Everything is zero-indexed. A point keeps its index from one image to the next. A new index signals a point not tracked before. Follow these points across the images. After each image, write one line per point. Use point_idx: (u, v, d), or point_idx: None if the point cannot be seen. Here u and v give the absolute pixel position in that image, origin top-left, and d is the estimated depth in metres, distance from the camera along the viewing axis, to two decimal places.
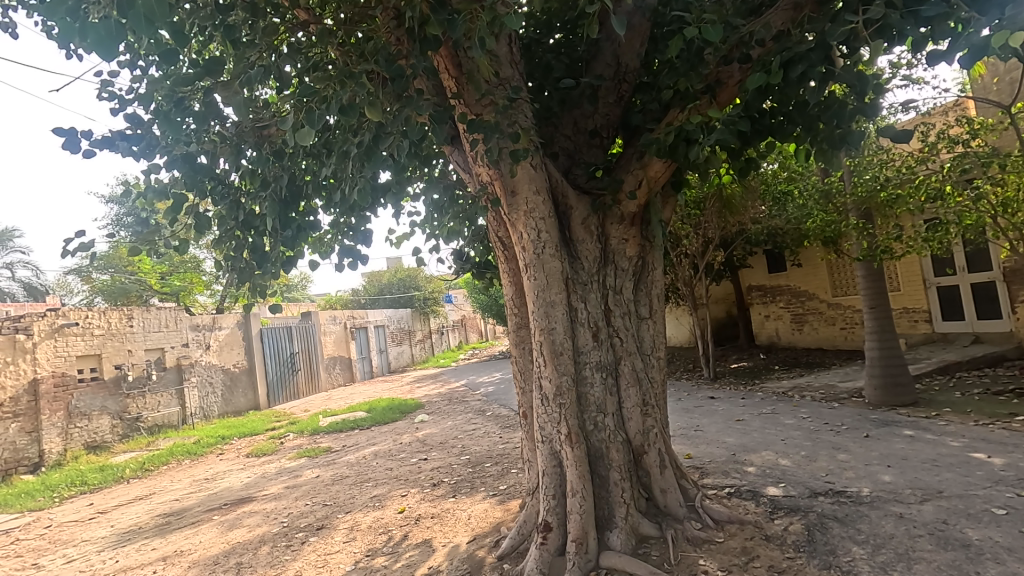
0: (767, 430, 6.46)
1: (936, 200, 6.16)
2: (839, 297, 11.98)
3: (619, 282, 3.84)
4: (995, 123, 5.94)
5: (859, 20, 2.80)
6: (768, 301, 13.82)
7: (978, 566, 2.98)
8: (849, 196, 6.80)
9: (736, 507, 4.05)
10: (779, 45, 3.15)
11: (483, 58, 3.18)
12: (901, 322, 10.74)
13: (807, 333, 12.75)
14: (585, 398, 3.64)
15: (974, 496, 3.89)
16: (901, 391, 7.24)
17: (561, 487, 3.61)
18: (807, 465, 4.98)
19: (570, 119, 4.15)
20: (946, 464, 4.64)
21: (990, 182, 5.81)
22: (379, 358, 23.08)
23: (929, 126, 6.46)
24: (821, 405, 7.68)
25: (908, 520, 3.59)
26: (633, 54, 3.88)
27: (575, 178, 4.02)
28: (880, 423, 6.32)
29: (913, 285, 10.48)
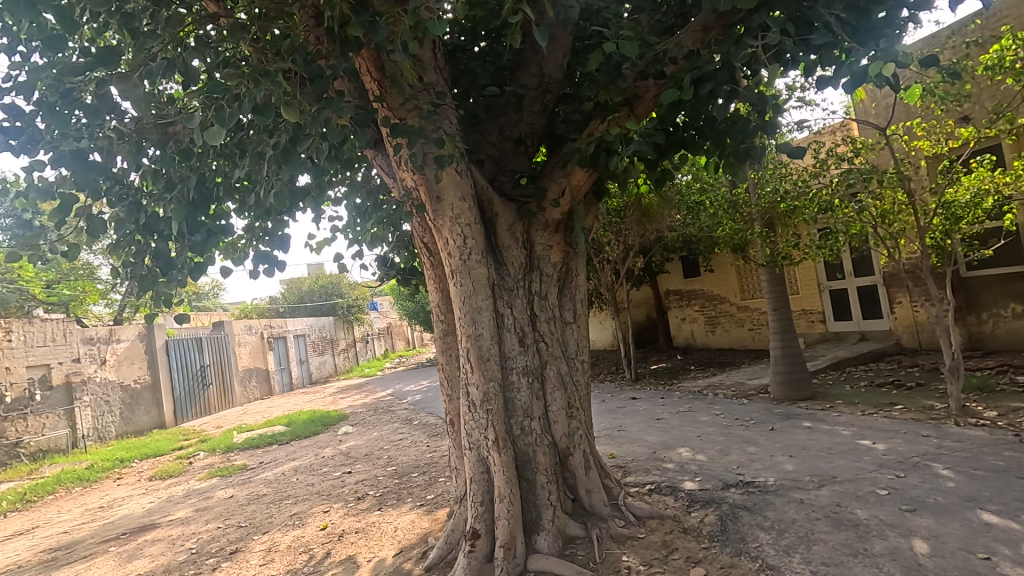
0: (684, 427, 6.80)
1: (827, 211, 6.67)
2: (746, 300, 12.87)
3: (544, 288, 3.91)
4: (874, 143, 6.51)
5: (759, 44, 3.03)
6: (684, 305, 14.59)
7: (867, 543, 3.28)
8: (754, 206, 7.61)
9: (656, 502, 4.23)
10: (690, 64, 3.37)
11: (406, 61, 3.14)
12: (800, 323, 11.69)
13: (719, 334, 13.58)
14: (512, 403, 3.67)
15: (862, 479, 4.30)
16: (801, 385, 7.88)
17: (489, 493, 3.62)
18: (720, 458, 5.29)
19: (495, 127, 4.19)
20: (839, 451, 5.10)
21: (871, 195, 6.38)
22: (300, 369, 22.07)
23: (820, 144, 7.04)
24: (733, 402, 8.20)
25: (808, 504, 3.91)
26: (557, 65, 3.95)
27: (501, 185, 4.06)
28: (784, 417, 6.83)
29: (809, 289, 11.47)
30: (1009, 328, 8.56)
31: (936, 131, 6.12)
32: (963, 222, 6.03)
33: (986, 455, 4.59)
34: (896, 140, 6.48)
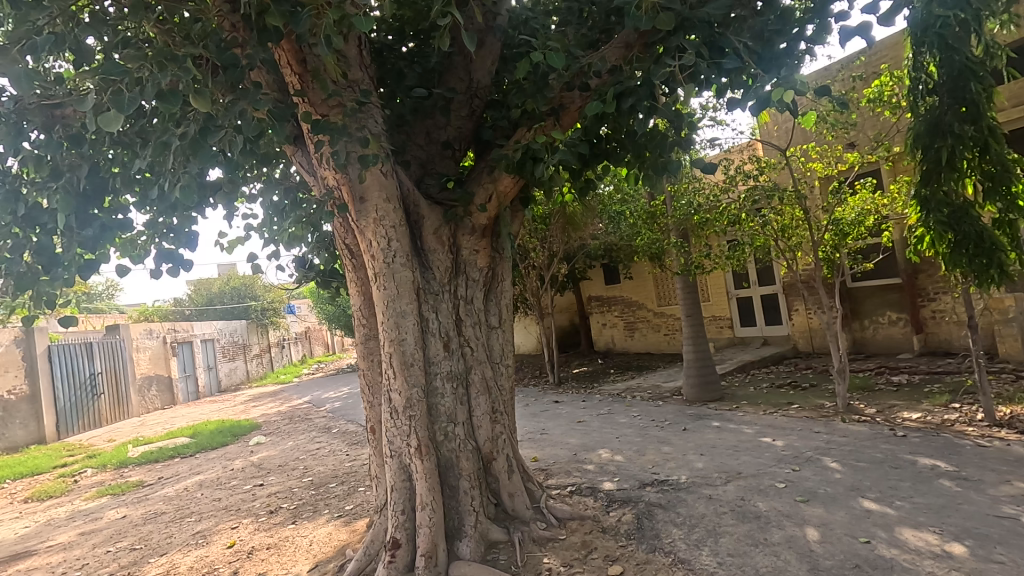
0: (604, 429, 7.02)
1: (734, 224, 7.20)
2: (662, 307, 13.52)
3: (470, 292, 3.90)
4: (776, 164, 7.03)
5: (676, 64, 3.20)
6: (605, 311, 15.09)
7: (767, 533, 3.53)
8: (671, 217, 8.08)
9: (577, 503, 4.33)
10: (613, 79, 3.50)
11: (330, 57, 3.04)
12: (710, 329, 12.44)
13: (637, 339, 14.16)
14: (436, 409, 3.63)
15: (764, 474, 4.63)
16: (711, 387, 8.38)
17: (410, 501, 3.55)
18: (637, 459, 5.50)
19: (422, 128, 4.15)
20: (743, 448, 5.47)
21: (773, 211, 6.91)
22: (207, 376, 20.61)
23: (730, 161, 7.54)
24: (649, 403, 8.57)
25: (716, 499, 4.15)
26: (485, 71, 3.97)
27: (427, 188, 4.01)
28: (695, 417, 7.23)
29: (719, 296, 12.24)
30: (886, 333, 9.56)
31: (828, 154, 6.72)
32: (849, 237, 6.66)
33: (868, 448, 5.09)
34: (795, 161, 7.05)
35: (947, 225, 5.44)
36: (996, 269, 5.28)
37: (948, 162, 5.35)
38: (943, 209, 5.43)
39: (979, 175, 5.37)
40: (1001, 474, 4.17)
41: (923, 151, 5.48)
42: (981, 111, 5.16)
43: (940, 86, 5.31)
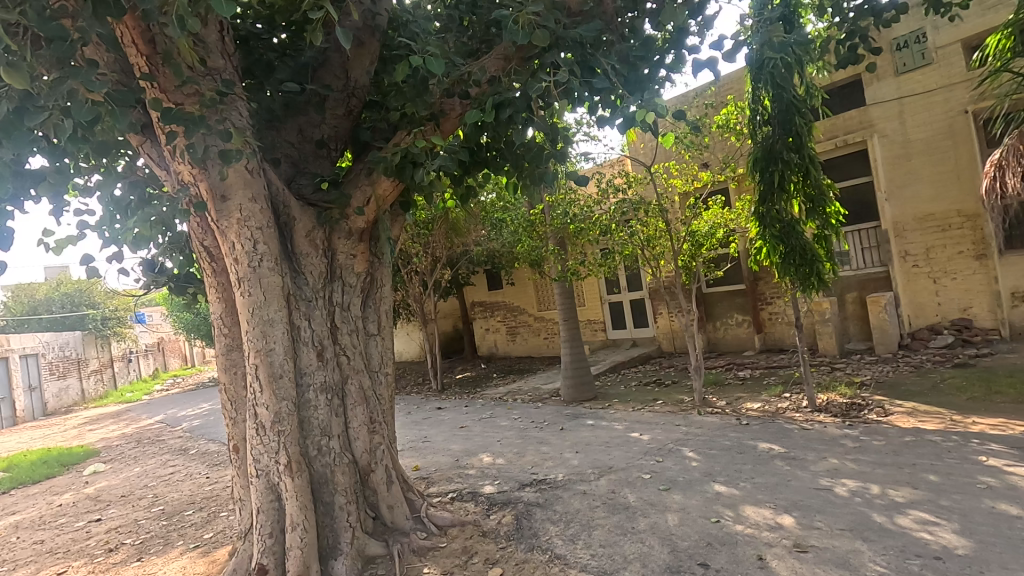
0: (486, 433, 7.11)
1: (606, 233, 7.70)
2: (542, 311, 13.99)
3: (347, 299, 3.74)
4: (642, 179, 7.62)
5: (551, 80, 3.35)
6: (487, 316, 15.30)
7: (634, 522, 3.79)
8: (549, 225, 8.43)
9: (458, 509, 4.32)
10: (492, 89, 3.58)
11: (183, 39, 2.76)
12: (586, 332, 13.13)
13: (519, 343, 14.54)
14: (308, 422, 3.42)
15: (632, 467, 4.98)
16: (586, 388, 8.85)
17: (280, 522, 3.33)
18: (518, 460, 5.64)
19: (294, 126, 3.92)
20: (614, 444, 5.84)
21: (639, 222, 7.49)
22: (27, 398, 17.56)
23: (602, 175, 8.04)
24: (529, 406, 8.84)
25: (589, 494, 4.39)
26: (364, 71, 3.85)
27: (299, 188, 3.78)
28: (572, 417, 7.58)
29: (593, 301, 12.97)
30: (733, 333, 10.77)
31: (686, 173, 7.42)
32: (704, 247, 7.40)
33: (718, 437, 5.69)
34: (658, 176, 7.61)
35: (779, 239, 6.28)
36: (815, 277, 6.19)
37: (779, 185, 6.18)
38: (776, 224, 6.27)
39: (803, 196, 6.26)
40: (820, 452, 4.89)
41: (760, 174, 6.29)
42: (803, 142, 6.05)
43: (773, 118, 6.12)
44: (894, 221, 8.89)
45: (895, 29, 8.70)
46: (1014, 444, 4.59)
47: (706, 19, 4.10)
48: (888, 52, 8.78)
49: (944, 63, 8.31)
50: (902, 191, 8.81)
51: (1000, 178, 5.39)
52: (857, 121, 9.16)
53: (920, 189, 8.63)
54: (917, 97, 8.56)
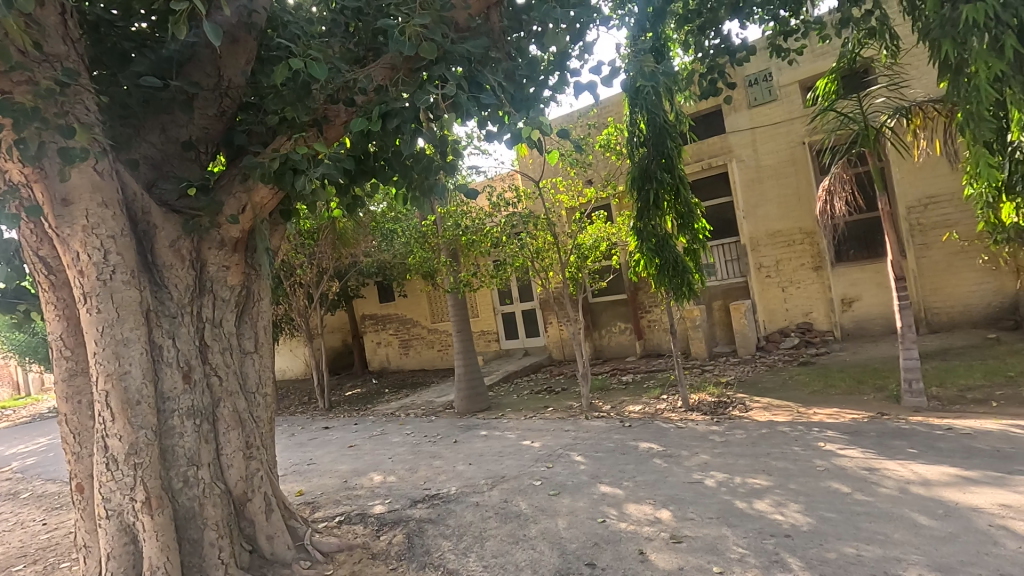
0: (376, 451, 6.87)
1: (496, 245, 7.87)
2: (436, 323, 13.86)
3: (218, 314, 3.44)
4: (531, 193, 7.88)
5: (439, 92, 3.35)
6: (379, 329, 14.85)
7: (525, 529, 3.86)
8: (441, 237, 8.43)
9: (345, 533, 4.12)
10: (378, 97, 3.51)
11: (11, 18, 2.41)
12: (479, 343, 13.21)
13: (411, 356, 14.27)
14: (171, 452, 3.09)
15: (524, 474, 5.07)
16: (480, 398, 8.91)
17: (136, 566, 2.97)
18: (409, 476, 5.50)
19: (156, 124, 3.58)
20: (506, 453, 5.91)
21: (528, 234, 7.73)
22: None
23: (493, 188, 8.19)
24: (422, 420, 8.69)
25: (482, 505, 4.39)
26: (238, 70, 3.60)
27: (161, 193, 3.43)
28: (465, 429, 7.56)
29: (486, 312, 13.10)
30: (617, 341, 11.43)
31: (572, 188, 7.78)
32: (589, 259, 7.79)
33: (604, 440, 5.98)
34: (546, 192, 7.95)
35: (655, 252, 6.80)
36: (686, 287, 6.76)
37: (654, 202, 6.70)
38: (652, 238, 6.78)
39: (674, 213, 6.83)
40: (693, 448, 5.32)
41: (637, 192, 6.78)
42: (674, 163, 6.62)
43: (647, 140, 6.63)
44: (750, 236, 9.98)
45: (747, 67, 9.82)
46: (846, 429, 5.33)
47: (586, 45, 4.37)
48: (742, 87, 9.89)
49: (786, 100, 9.53)
50: (756, 211, 9.92)
51: (829, 202, 6.25)
52: (718, 147, 10.19)
53: (770, 209, 9.79)
54: (766, 128, 9.73)
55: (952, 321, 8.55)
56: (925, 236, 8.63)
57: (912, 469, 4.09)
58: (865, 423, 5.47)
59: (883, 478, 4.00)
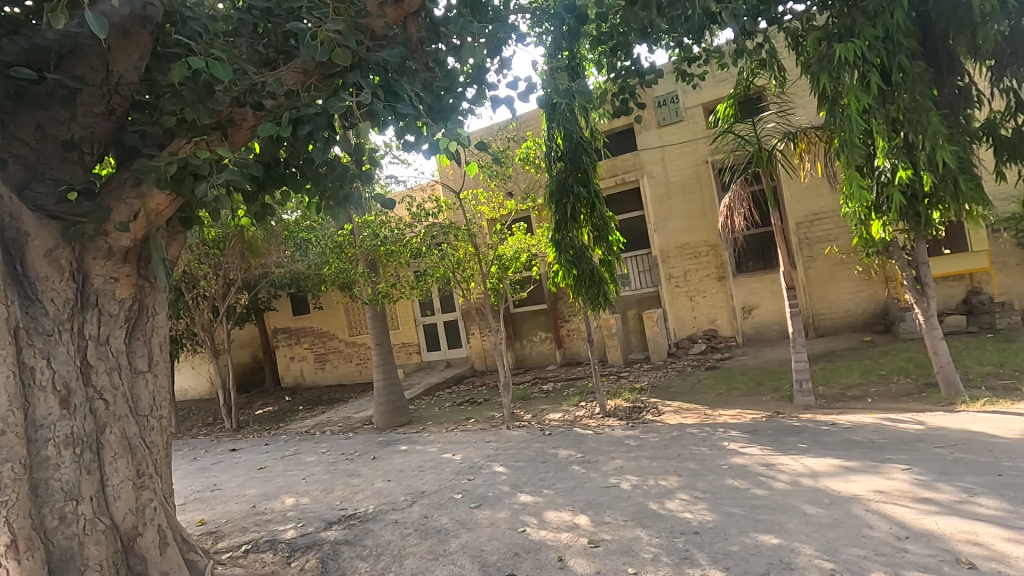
0: (289, 472, 6.51)
1: (416, 255, 7.79)
2: (354, 336, 13.42)
3: (104, 331, 3.13)
4: (452, 204, 7.87)
5: (354, 100, 3.28)
6: (292, 343, 14.15)
7: (445, 544, 3.80)
8: (359, 248, 8.20)
9: (252, 562, 3.85)
10: (289, 102, 3.37)
11: None
12: (400, 355, 12.94)
13: (328, 371, 13.70)
14: (44, 487, 2.75)
15: (445, 488, 5.00)
16: (400, 412, 8.71)
17: None
18: (324, 497, 5.26)
19: (31, 120, 3.23)
20: (427, 467, 5.81)
21: (448, 244, 7.70)
22: None
23: (412, 198, 8.09)
24: (339, 437, 8.35)
25: (401, 522, 4.28)
26: (131, 66, 3.32)
27: (36, 196, 3.08)
28: (385, 444, 7.35)
29: (407, 324, 12.85)
30: (538, 350, 11.62)
31: (493, 200, 7.86)
32: (510, 270, 7.87)
33: (525, 449, 6.03)
34: (467, 203, 7.97)
35: (573, 263, 7.00)
36: (602, 296, 7.01)
37: (571, 215, 6.92)
38: (569, 250, 6.99)
39: (590, 226, 7.06)
40: (610, 453, 5.49)
41: (555, 205, 6.96)
42: (590, 178, 6.87)
43: (564, 155, 6.83)
44: (661, 249, 10.53)
45: (656, 89, 10.39)
46: (746, 428, 5.73)
47: (504, 60, 4.46)
48: (652, 108, 10.46)
49: (691, 121, 10.19)
50: (666, 224, 10.49)
51: (730, 217, 6.73)
52: (631, 163, 10.71)
53: (678, 223, 10.40)
54: (674, 147, 10.34)
55: (835, 325, 9.46)
56: (811, 248, 9.50)
57: (803, 462, 4.47)
58: (762, 422, 5.91)
59: (778, 472, 4.33)
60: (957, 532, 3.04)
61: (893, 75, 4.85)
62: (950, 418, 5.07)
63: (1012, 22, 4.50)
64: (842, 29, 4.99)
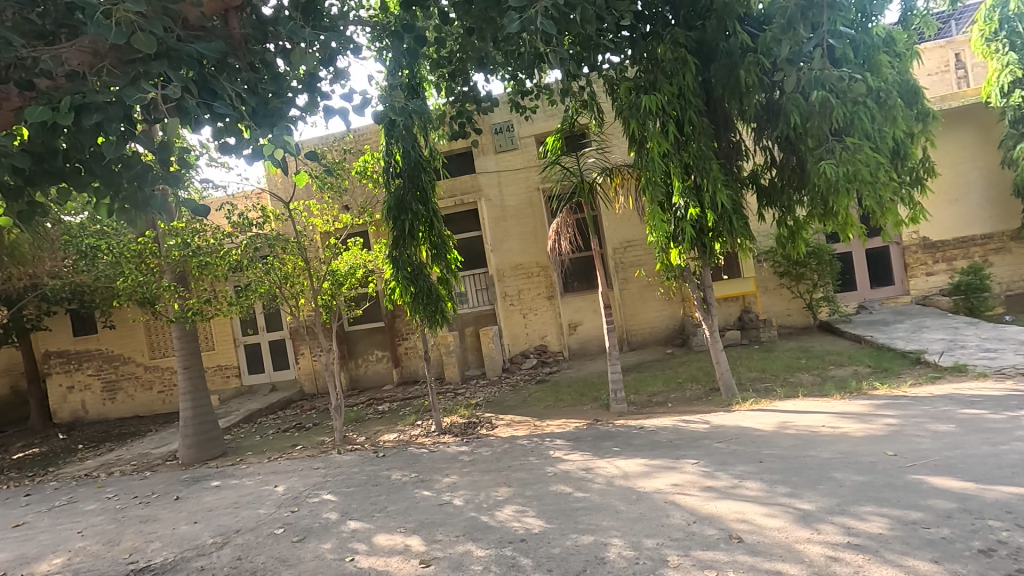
0: (59, 527, 5.38)
1: (235, 269, 7.08)
2: (155, 359, 11.65)
3: None
4: (281, 215, 7.35)
5: (158, 92, 2.90)
6: (71, 370, 11.81)
7: None
8: (164, 258, 7.20)
9: None
10: (71, 86, 2.91)
11: None
12: (214, 379, 11.57)
13: (120, 401, 11.69)
14: None
15: (262, 524, 4.56)
16: (212, 444, 7.75)
17: None
18: (108, 551, 4.45)
19: None
20: (243, 503, 5.24)
21: (275, 258, 7.11)
22: None
23: (233, 206, 7.36)
24: (131, 478, 7.13)
25: (208, 569, 3.80)
26: None
27: None
28: (191, 482, 6.46)
29: (224, 344, 11.54)
30: (374, 369, 11.26)
31: (327, 213, 7.49)
32: (344, 286, 7.53)
33: (356, 474, 5.77)
34: (298, 214, 7.51)
35: (410, 280, 6.95)
36: (439, 314, 7.06)
37: (410, 232, 6.88)
38: (407, 267, 6.92)
39: (429, 244, 7.10)
40: (444, 470, 5.50)
41: (393, 222, 6.88)
42: (429, 197, 6.94)
43: (403, 172, 6.80)
44: (497, 268, 10.96)
45: (493, 116, 10.89)
46: (570, 436, 6.18)
47: (339, 71, 4.36)
48: (489, 133, 10.93)
49: (525, 150, 10.88)
50: (502, 245, 10.97)
51: (557, 241, 7.28)
52: (470, 185, 11.04)
53: (512, 245, 10.95)
54: (509, 172, 10.92)
55: (644, 340, 10.71)
56: (625, 272, 10.70)
57: (616, 464, 4.95)
58: (584, 430, 6.43)
59: (596, 475, 4.74)
60: (730, 512, 3.61)
61: (685, 127, 5.74)
62: (727, 416, 6.04)
63: (766, 95, 5.63)
64: (647, 83, 5.79)
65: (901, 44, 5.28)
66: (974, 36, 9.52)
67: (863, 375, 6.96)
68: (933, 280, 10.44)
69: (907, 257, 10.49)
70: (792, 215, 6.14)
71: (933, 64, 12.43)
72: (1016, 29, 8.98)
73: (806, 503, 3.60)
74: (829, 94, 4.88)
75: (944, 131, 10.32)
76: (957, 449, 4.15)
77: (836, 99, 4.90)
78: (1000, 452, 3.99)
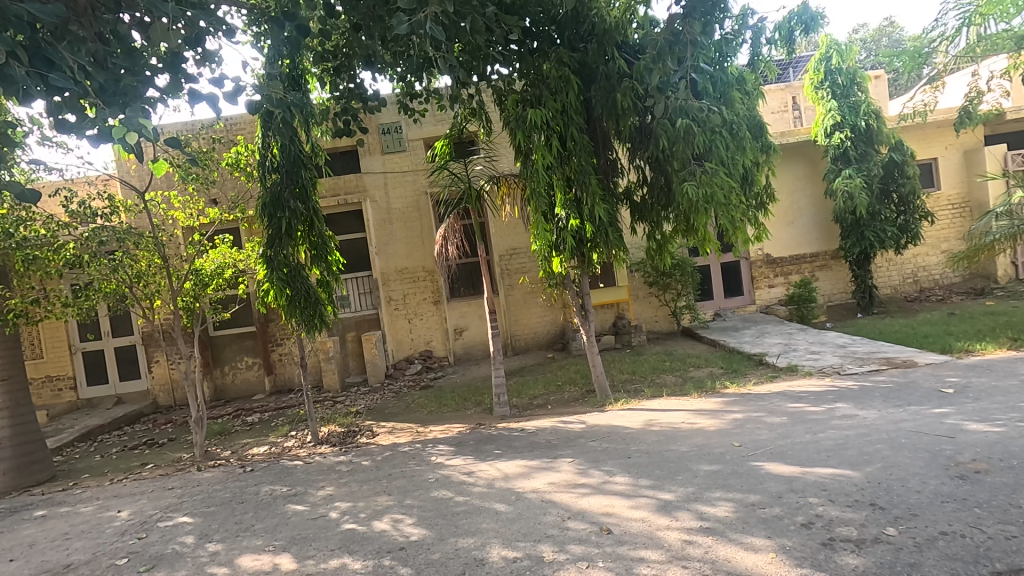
0: None
1: (73, 265, 6.17)
2: None
3: None
4: (133, 206, 6.55)
5: None
6: None
7: None
8: None
9: None
10: None
11: None
12: (42, 393, 9.98)
13: None
14: None
15: (100, 556, 4.01)
16: (36, 469, 6.64)
17: None
18: None
19: None
20: (76, 533, 4.57)
21: (125, 255, 6.30)
22: None
23: (72, 194, 6.43)
24: None
25: None
26: None
27: None
28: (6, 513, 5.50)
29: (56, 352, 10.00)
30: (243, 378, 10.41)
31: (189, 206, 6.81)
32: (209, 287, 6.88)
33: (218, 492, 5.28)
34: (155, 206, 6.74)
35: (286, 282, 6.53)
36: (318, 318, 6.69)
37: (287, 231, 6.46)
38: (283, 267, 6.49)
39: (307, 244, 6.76)
40: (319, 482, 5.24)
41: (268, 219, 6.42)
42: (309, 195, 6.58)
43: (281, 167, 6.40)
44: (381, 272, 10.69)
45: (381, 116, 10.64)
46: (452, 441, 6.20)
47: (206, 53, 4.00)
48: (376, 133, 10.66)
49: (412, 153, 10.74)
50: (387, 249, 10.73)
51: (444, 246, 7.26)
52: (354, 185, 10.68)
53: (398, 248, 10.75)
54: (396, 175, 10.72)
55: (527, 345, 11.04)
56: (510, 278, 10.96)
57: (497, 467, 5.05)
58: (467, 434, 6.47)
59: (477, 478, 4.80)
60: (601, 506, 3.86)
61: (568, 142, 6.03)
62: (601, 416, 6.43)
63: (639, 118, 6.15)
64: (533, 97, 6.02)
65: (750, 84, 6.03)
66: (806, 83, 11.11)
67: (717, 375, 7.78)
68: (773, 292, 11.99)
69: (753, 271, 11.95)
70: (660, 229, 6.69)
71: (775, 104, 14.43)
72: (836, 80, 10.65)
73: (666, 493, 3.95)
74: (692, 122, 5.41)
75: (782, 163, 11.90)
76: (787, 438, 4.80)
77: (698, 128, 5.46)
78: (819, 439, 4.68)
